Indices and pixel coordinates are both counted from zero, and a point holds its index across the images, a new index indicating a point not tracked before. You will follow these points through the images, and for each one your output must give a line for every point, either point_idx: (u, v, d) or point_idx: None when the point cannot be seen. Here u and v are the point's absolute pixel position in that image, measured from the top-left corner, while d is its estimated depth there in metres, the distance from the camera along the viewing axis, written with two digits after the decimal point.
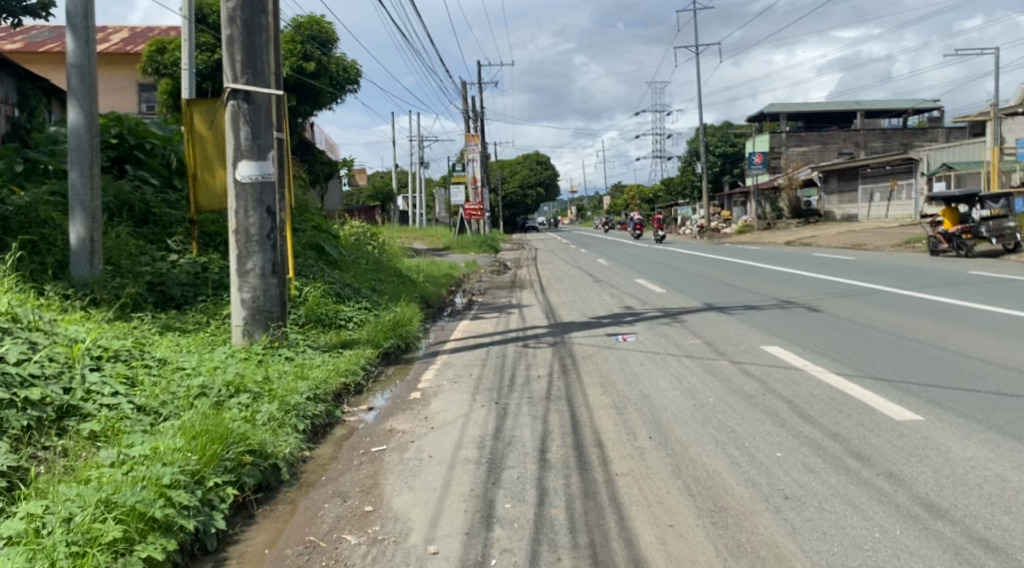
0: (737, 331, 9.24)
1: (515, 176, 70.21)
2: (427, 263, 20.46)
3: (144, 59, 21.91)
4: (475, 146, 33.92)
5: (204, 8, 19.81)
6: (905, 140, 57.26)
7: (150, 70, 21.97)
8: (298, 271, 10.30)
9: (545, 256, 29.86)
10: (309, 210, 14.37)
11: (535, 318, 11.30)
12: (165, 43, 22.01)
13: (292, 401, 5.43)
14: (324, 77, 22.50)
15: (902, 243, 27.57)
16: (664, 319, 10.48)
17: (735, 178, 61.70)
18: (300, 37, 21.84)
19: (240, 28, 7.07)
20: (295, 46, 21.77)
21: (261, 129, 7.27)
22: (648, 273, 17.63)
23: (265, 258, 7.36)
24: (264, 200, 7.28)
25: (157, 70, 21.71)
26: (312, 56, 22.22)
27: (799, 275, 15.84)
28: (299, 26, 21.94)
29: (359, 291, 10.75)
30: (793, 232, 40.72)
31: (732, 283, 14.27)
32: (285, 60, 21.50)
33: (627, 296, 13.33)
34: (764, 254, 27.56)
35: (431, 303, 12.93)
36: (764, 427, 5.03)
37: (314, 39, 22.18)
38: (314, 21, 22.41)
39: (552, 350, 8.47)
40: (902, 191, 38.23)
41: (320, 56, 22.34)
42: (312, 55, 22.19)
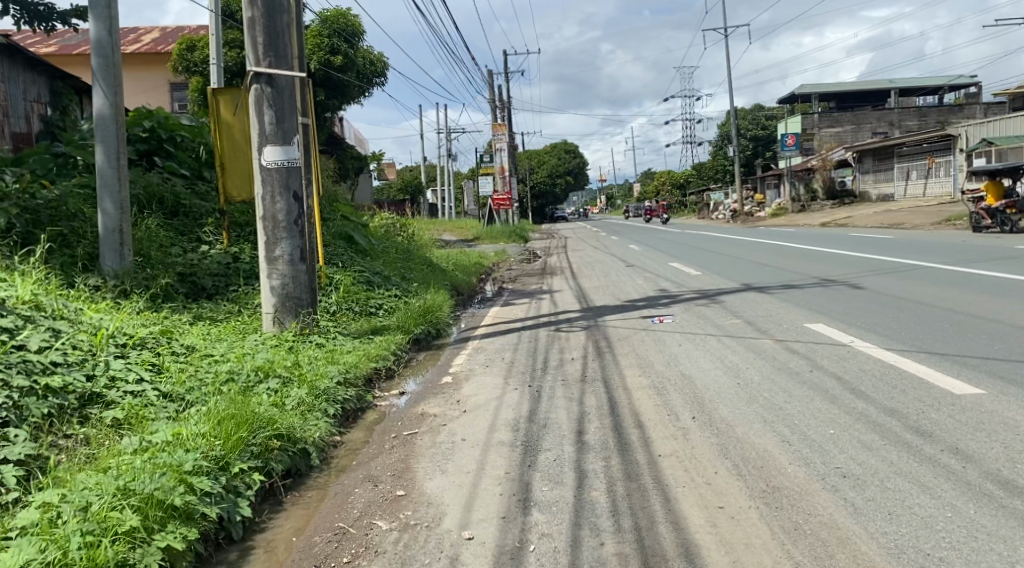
0: (778, 310, 8.91)
1: (543, 166, 69.86)
2: (458, 252, 20.35)
3: (174, 58, 22.00)
4: (503, 136, 33.68)
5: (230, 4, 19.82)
6: (943, 117, 55.87)
7: (181, 68, 22.07)
8: (328, 260, 10.18)
9: (576, 243, 29.63)
10: (339, 200, 14.31)
11: (567, 302, 11.10)
12: (195, 41, 22.07)
13: (322, 385, 5.29)
14: (351, 70, 22.37)
15: (942, 221, 26.83)
16: (700, 301, 10.17)
17: (768, 161, 60.72)
18: (326, 31, 21.59)
19: (261, 10, 6.92)
20: (321, 40, 21.57)
21: (286, 113, 7.12)
22: (682, 257, 17.30)
23: (293, 245, 7.22)
24: (291, 185, 7.15)
25: (189, 69, 21.76)
26: (339, 50, 21.94)
27: (838, 254, 15.40)
28: (325, 20, 21.75)
29: (389, 279, 10.62)
30: (829, 214, 39.91)
31: (769, 264, 13.90)
32: (311, 55, 21.38)
33: (661, 279, 13.04)
34: (800, 236, 27.03)
35: (462, 290, 12.78)
36: (815, 405, 4.75)
37: (340, 32, 21.95)
38: (340, 14, 22.00)
39: (586, 333, 8.25)
40: (941, 168, 37.20)
41: (346, 49, 22.08)
42: (339, 48, 21.92)
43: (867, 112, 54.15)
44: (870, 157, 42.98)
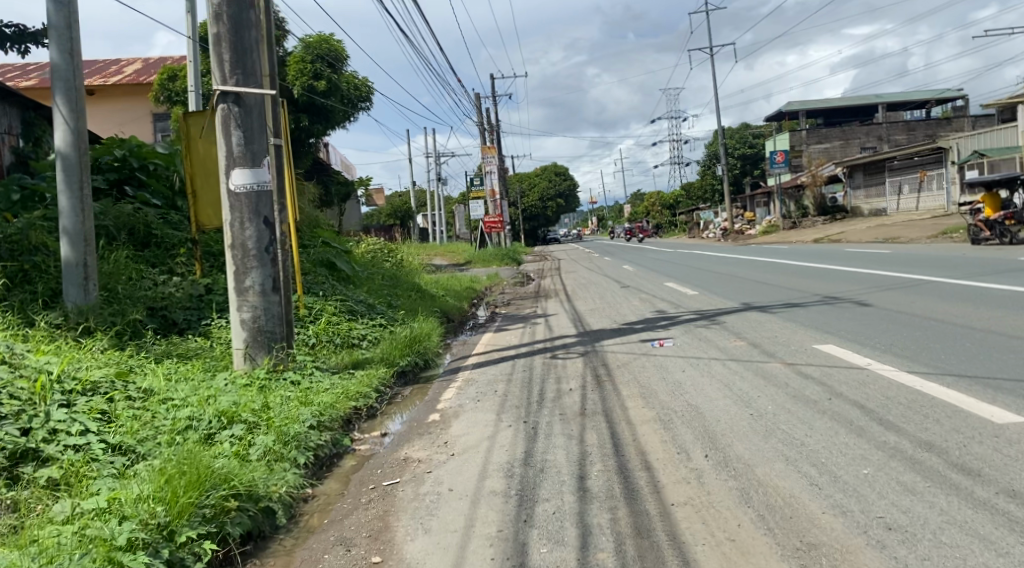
0: (783, 331, 8.44)
1: (534, 189, 69.65)
2: (448, 277, 19.87)
3: (155, 88, 21.59)
4: (492, 159, 33.33)
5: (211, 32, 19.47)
6: (930, 130, 56.09)
7: (162, 97, 21.66)
8: (309, 289, 9.72)
9: (568, 265, 29.20)
10: (323, 226, 13.82)
11: (562, 327, 10.61)
12: (176, 70, 21.69)
13: (292, 431, 4.79)
14: (336, 96, 21.99)
15: (937, 234, 26.55)
16: (700, 322, 9.69)
17: (757, 178, 60.69)
18: (308, 56, 21.22)
19: (227, 25, 6.47)
20: (304, 66, 21.15)
21: (255, 133, 6.68)
22: (678, 276, 16.85)
23: (264, 275, 6.76)
24: (262, 210, 6.70)
25: (170, 99, 21.33)
26: (323, 74, 21.58)
27: (837, 270, 15.00)
28: (308, 46, 21.40)
29: (374, 307, 10.13)
30: (821, 230, 39.69)
31: (769, 282, 13.45)
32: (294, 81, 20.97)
33: (659, 300, 12.58)
34: (795, 253, 26.69)
35: (452, 317, 12.27)
36: (840, 438, 4.26)
37: (323, 57, 21.59)
38: (322, 39, 21.76)
39: (583, 360, 7.76)
40: (932, 181, 37.07)
41: (330, 74, 21.72)
42: (323, 73, 21.55)
43: (855, 128, 54.25)
44: (861, 172, 42.90)
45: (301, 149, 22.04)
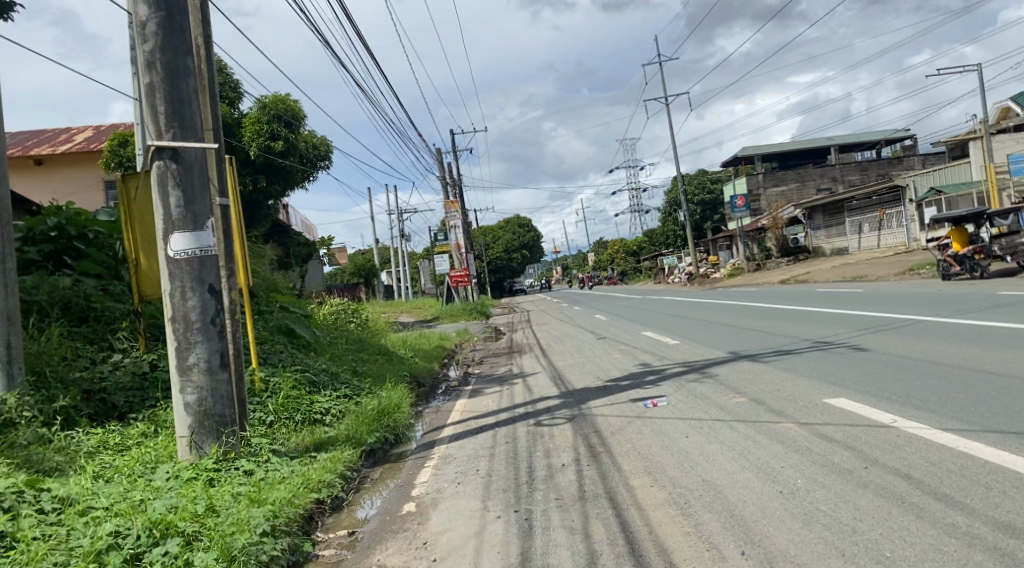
0: (782, 381, 7.82)
1: (497, 241, 69.36)
2: (416, 335, 19.09)
3: (105, 154, 20.74)
4: (455, 213, 32.83)
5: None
6: (883, 170, 57.36)
7: (112, 164, 20.80)
8: (264, 360, 8.89)
9: (538, 317, 28.59)
10: (280, 289, 12.99)
11: (541, 387, 9.88)
12: (126, 135, 20.89)
13: (239, 544, 3.98)
14: (294, 155, 21.29)
15: (904, 271, 26.57)
16: (691, 375, 9.04)
17: (718, 223, 61.21)
18: (264, 117, 20.48)
19: (162, 73, 5.78)
20: (260, 127, 20.38)
21: (196, 192, 5.95)
22: (654, 325, 16.28)
23: (210, 350, 5.95)
24: (205, 277, 5.94)
25: (120, 164, 20.43)
26: (280, 135, 20.79)
27: (818, 312, 14.57)
28: (264, 106, 20.73)
29: (337, 376, 9.32)
30: (787, 271, 39.77)
31: (752, 327, 12.93)
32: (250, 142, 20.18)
33: (640, 352, 11.93)
34: (766, 295, 26.45)
35: (422, 380, 11.45)
36: (898, 521, 3.59)
37: (279, 117, 20.91)
38: (279, 99, 21.06)
39: (571, 426, 7.02)
40: (892, 219, 37.51)
41: (287, 134, 20.94)
42: (280, 133, 20.76)
43: (810, 170, 55.21)
44: (821, 213, 43.35)
45: (259, 210, 21.29)
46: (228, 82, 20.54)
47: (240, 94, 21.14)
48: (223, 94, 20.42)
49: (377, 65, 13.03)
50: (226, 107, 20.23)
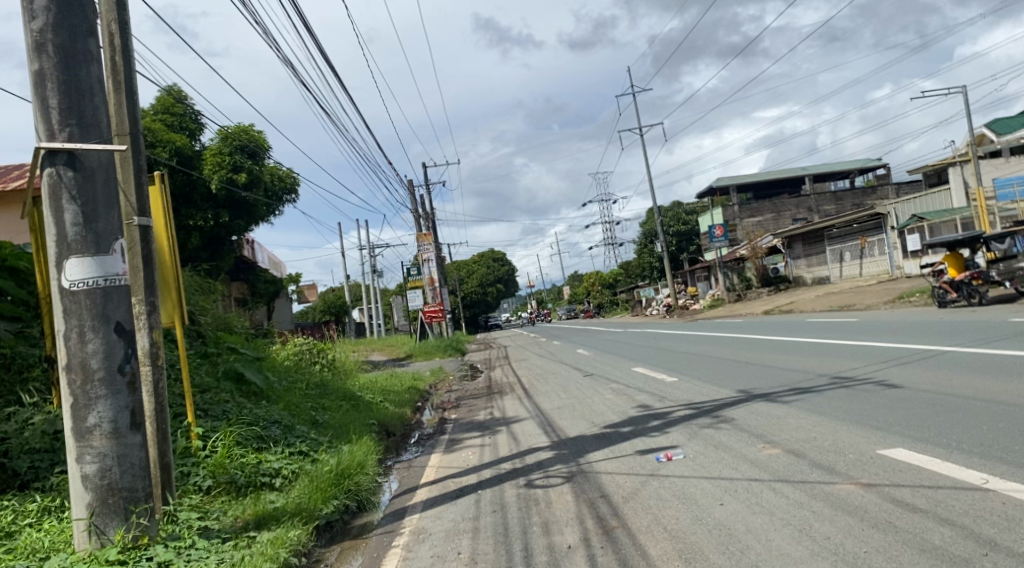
0: (814, 426, 6.69)
1: (472, 275, 68.06)
2: (388, 376, 17.74)
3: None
4: (429, 246, 31.64)
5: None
6: (857, 199, 57.36)
7: None
8: (203, 411, 7.59)
9: (517, 352, 27.38)
10: (232, 327, 11.60)
11: (529, 436, 8.64)
12: None
13: None
14: (257, 187, 20.04)
15: (894, 300, 25.80)
16: (702, 419, 7.87)
17: (695, 254, 60.59)
18: (227, 148, 19.21)
19: (55, 59, 4.58)
20: (221, 159, 19.06)
21: (99, 207, 4.70)
22: (644, 360, 15.12)
23: (117, 406, 4.64)
24: (112, 313, 4.68)
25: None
26: (243, 166, 19.56)
27: (821, 343, 13.51)
28: (225, 137, 19.45)
29: (291, 428, 8.03)
30: (768, 301, 39.01)
31: (755, 362, 11.81)
32: (212, 176, 18.80)
33: (635, 392, 10.73)
34: (754, 326, 25.46)
35: (392, 430, 10.13)
36: None
37: (241, 148, 19.57)
38: (243, 130, 19.83)
39: (573, 489, 5.79)
40: (873, 247, 36.95)
41: (250, 166, 19.71)
42: (242, 165, 19.53)
43: (786, 200, 54.99)
44: (800, 242, 42.80)
45: (220, 246, 19.78)
46: (187, 112, 19.19)
47: (200, 125, 19.81)
48: (181, 125, 19.07)
49: (339, 79, 11.91)
50: (186, 138, 18.86)
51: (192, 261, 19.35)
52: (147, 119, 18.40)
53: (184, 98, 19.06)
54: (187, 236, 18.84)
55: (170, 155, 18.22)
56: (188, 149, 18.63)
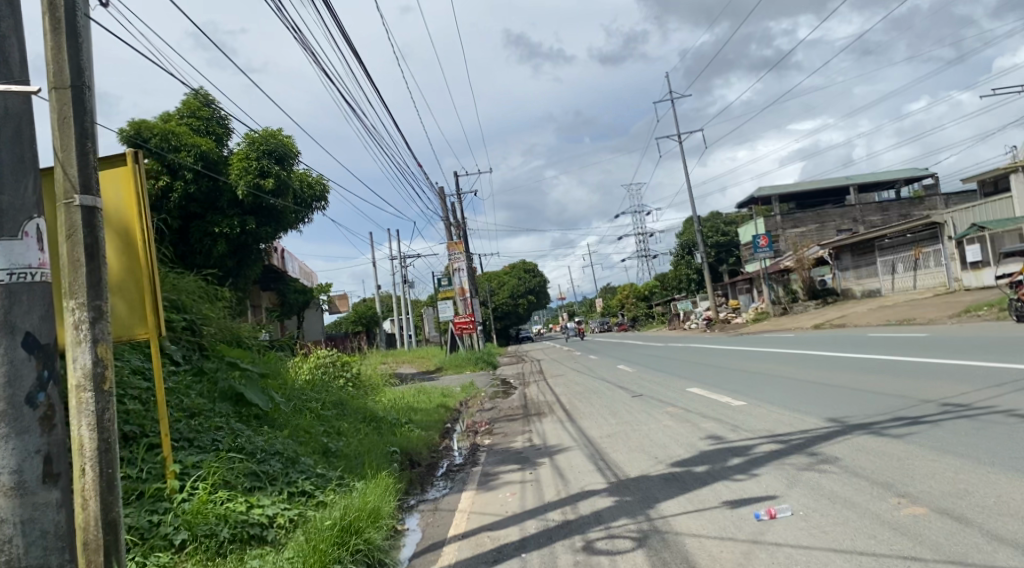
0: (955, 472, 5.19)
1: (504, 287, 66.72)
2: (416, 392, 16.43)
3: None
4: (460, 255, 30.35)
5: (142, 131, 16.28)
6: (904, 209, 54.99)
7: None
8: (189, 441, 6.27)
9: (553, 367, 25.97)
10: (241, 339, 10.32)
11: (579, 473, 7.19)
12: None
13: None
14: (286, 194, 18.73)
15: (960, 314, 23.92)
16: (796, 458, 6.38)
17: (734, 266, 58.65)
18: (254, 152, 18.01)
19: None
20: (248, 163, 17.86)
21: (4, 173, 3.40)
22: (698, 379, 13.56)
23: (23, 452, 3.32)
24: (17, 322, 3.36)
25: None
26: (270, 172, 18.28)
27: (905, 362, 11.86)
28: (253, 142, 18.30)
29: (296, 462, 6.67)
30: (816, 314, 37.08)
31: (835, 383, 10.23)
32: (237, 181, 17.59)
33: (697, 419, 9.23)
34: (808, 340, 23.71)
35: (416, 460, 8.72)
36: None
37: (269, 153, 18.35)
38: (271, 134, 18.60)
39: (651, 560, 4.33)
40: (928, 258, 34.86)
41: (278, 171, 18.42)
42: (270, 171, 18.26)
43: (829, 209, 52.87)
44: (849, 253, 40.75)
45: (248, 255, 18.38)
46: (215, 116, 18.11)
47: (227, 131, 18.72)
48: (208, 130, 17.97)
49: (363, 68, 10.70)
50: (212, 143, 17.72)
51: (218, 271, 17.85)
52: (172, 123, 17.29)
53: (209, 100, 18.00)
54: (212, 244, 17.44)
55: (194, 159, 17.03)
56: (214, 153, 17.40)
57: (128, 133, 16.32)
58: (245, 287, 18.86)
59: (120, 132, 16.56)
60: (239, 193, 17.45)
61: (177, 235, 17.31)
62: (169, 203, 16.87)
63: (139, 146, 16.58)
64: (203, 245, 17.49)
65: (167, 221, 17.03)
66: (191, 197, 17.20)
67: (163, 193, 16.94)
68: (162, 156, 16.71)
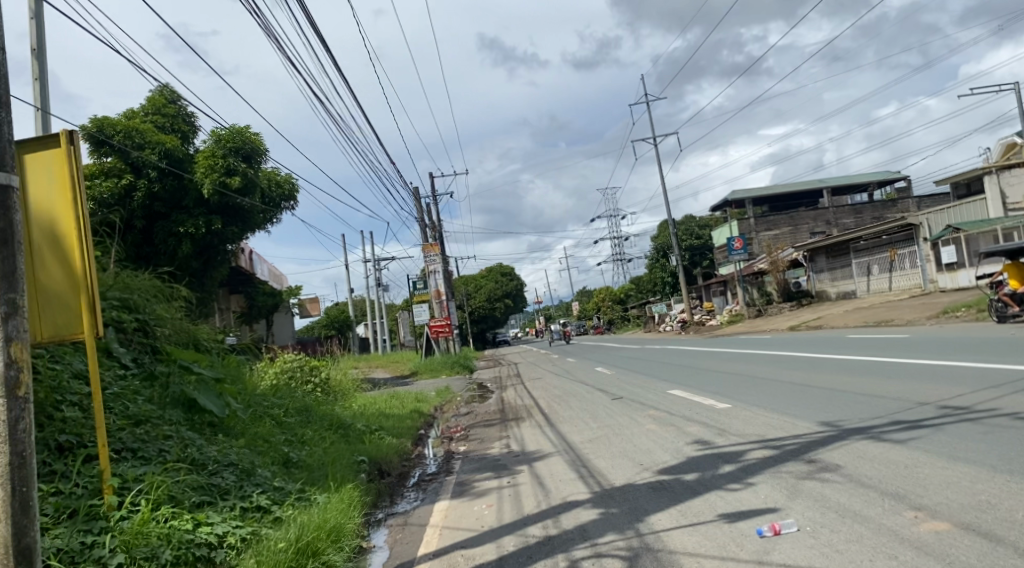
0: (972, 482, 4.78)
1: (480, 290, 66.14)
2: (388, 396, 15.85)
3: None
4: (435, 256, 29.77)
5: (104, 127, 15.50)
6: (877, 212, 55.34)
7: None
8: (132, 451, 5.68)
9: (529, 370, 25.49)
10: (199, 341, 9.71)
11: (561, 482, 6.69)
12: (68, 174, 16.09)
13: None
14: (254, 193, 18.04)
15: (938, 315, 23.83)
16: (794, 465, 5.94)
17: (709, 269, 58.65)
18: (220, 149, 17.17)
19: None
20: (214, 160, 17.01)
21: None
22: (679, 382, 13.14)
23: None
24: None
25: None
26: (237, 169, 17.47)
27: (893, 362, 11.52)
28: (220, 140, 17.48)
29: (252, 474, 6.11)
30: (793, 316, 36.99)
31: (824, 385, 9.84)
32: (204, 178, 16.78)
33: (683, 422, 8.79)
34: (787, 342, 23.46)
35: (386, 469, 8.18)
36: None
37: (236, 150, 17.56)
38: (238, 130, 17.73)
39: None
40: (903, 260, 34.90)
41: (246, 169, 17.63)
42: (237, 168, 17.45)
43: (804, 212, 53.03)
44: (824, 255, 40.78)
45: (215, 256, 17.68)
46: (181, 113, 17.37)
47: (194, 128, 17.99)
48: (174, 127, 17.21)
49: (330, 56, 10.14)
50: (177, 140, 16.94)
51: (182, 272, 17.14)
52: (135, 120, 16.52)
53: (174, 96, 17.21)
54: (177, 244, 16.66)
55: (159, 157, 16.27)
56: (179, 150, 16.66)
57: (89, 129, 15.54)
58: (211, 290, 18.14)
59: (80, 129, 15.78)
60: (205, 192, 16.68)
61: (140, 235, 16.51)
62: (133, 202, 16.03)
63: (101, 142, 15.80)
64: (168, 246, 16.71)
65: (131, 221, 16.25)
66: (155, 195, 16.44)
67: (126, 192, 16.10)
68: (125, 153, 15.95)
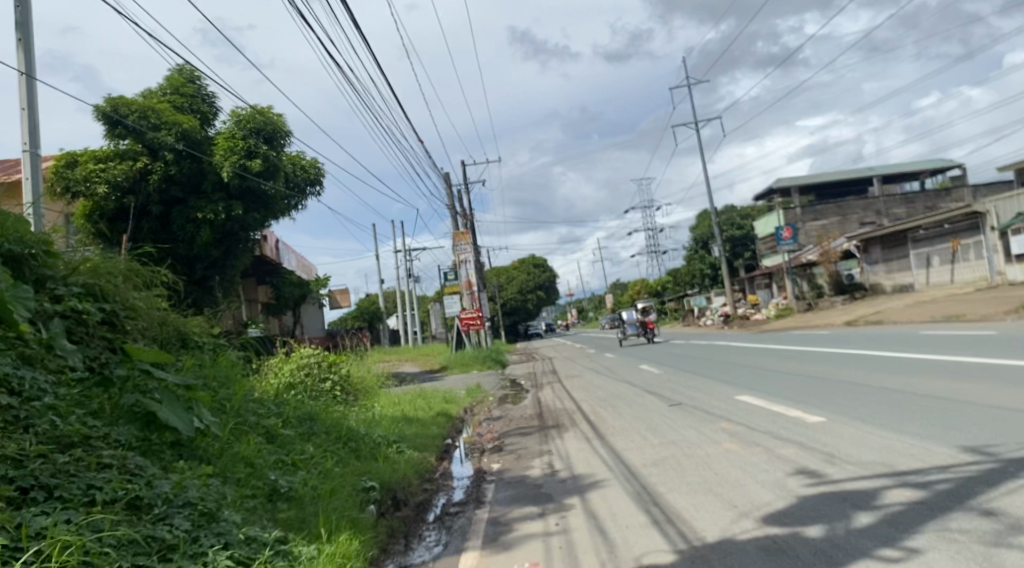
0: None
1: (513, 282, 64.57)
2: (414, 395, 14.34)
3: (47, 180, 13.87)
4: (466, 245, 28.19)
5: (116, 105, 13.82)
6: (929, 202, 52.47)
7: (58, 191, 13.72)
8: (44, 491, 4.14)
9: (567, 366, 23.85)
10: (184, 334, 8.28)
11: (629, 530, 5.03)
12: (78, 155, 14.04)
13: None
14: (278, 178, 15.93)
15: (1016, 309, 21.59)
16: (964, 519, 4.20)
17: (751, 261, 56.36)
18: (241, 130, 15.29)
19: None
20: (234, 141, 15.07)
21: None
22: (742, 385, 11.41)
23: None
24: None
25: (66, 191, 13.68)
26: (258, 153, 15.47)
27: (1005, 364, 9.65)
28: (240, 119, 15.47)
29: (215, 519, 4.53)
30: (845, 310, 34.75)
31: (933, 395, 8.07)
32: (223, 163, 14.86)
33: (770, 442, 7.04)
34: (847, 338, 21.48)
35: (400, 497, 6.57)
36: None
37: (257, 132, 15.60)
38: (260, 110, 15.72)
39: None
40: (967, 250, 32.43)
41: (269, 153, 15.59)
42: (257, 151, 15.45)
43: (852, 201, 50.44)
44: (878, 245, 38.46)
45: (235, 244, 15.76)
46: (201, 93, 15.54)
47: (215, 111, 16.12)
48: (193, 108, 15.36)
49: (343, 8, 8.50)
50: (196, 121, 15.09)
51: (200, 262, 15.30)
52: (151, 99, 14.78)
53: (193, 75, 15.46)
54: (195, 231, 14.83)
55: (175, 139, 14.51)
56: (198, 132, 14.87)
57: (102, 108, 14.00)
58: (234, 279, 16.39)
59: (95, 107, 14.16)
60: (223, 174, 14.80)
61: (158, 223, 14.75)
62: (147, 186, 14.32)
63: (117, 123, 14.20)
64: (186, 233, 14.88)
65: (146, 206, 14.51)
66: (171, 179, 14.62)
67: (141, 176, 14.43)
68: (142, 133, 14.27)
